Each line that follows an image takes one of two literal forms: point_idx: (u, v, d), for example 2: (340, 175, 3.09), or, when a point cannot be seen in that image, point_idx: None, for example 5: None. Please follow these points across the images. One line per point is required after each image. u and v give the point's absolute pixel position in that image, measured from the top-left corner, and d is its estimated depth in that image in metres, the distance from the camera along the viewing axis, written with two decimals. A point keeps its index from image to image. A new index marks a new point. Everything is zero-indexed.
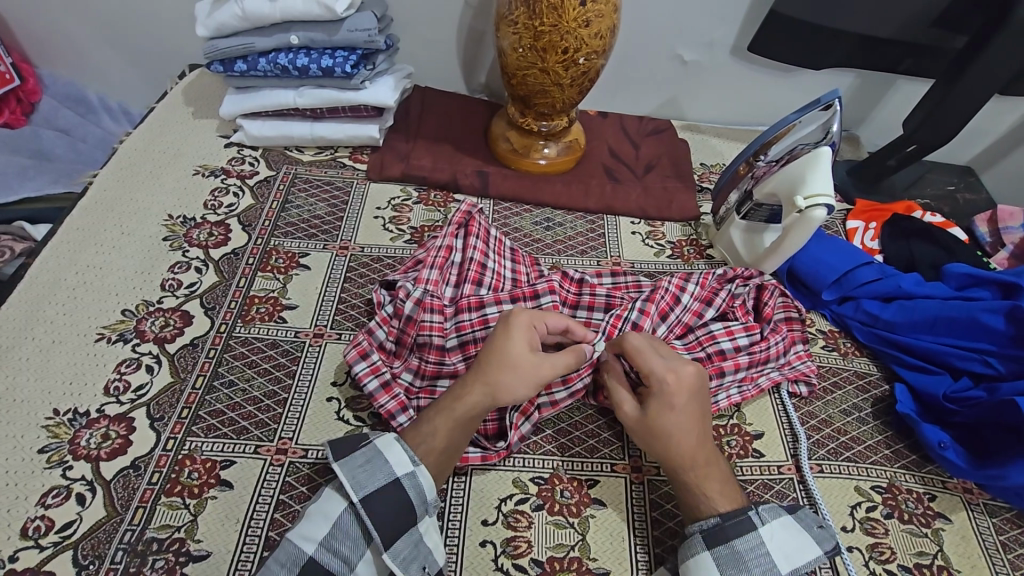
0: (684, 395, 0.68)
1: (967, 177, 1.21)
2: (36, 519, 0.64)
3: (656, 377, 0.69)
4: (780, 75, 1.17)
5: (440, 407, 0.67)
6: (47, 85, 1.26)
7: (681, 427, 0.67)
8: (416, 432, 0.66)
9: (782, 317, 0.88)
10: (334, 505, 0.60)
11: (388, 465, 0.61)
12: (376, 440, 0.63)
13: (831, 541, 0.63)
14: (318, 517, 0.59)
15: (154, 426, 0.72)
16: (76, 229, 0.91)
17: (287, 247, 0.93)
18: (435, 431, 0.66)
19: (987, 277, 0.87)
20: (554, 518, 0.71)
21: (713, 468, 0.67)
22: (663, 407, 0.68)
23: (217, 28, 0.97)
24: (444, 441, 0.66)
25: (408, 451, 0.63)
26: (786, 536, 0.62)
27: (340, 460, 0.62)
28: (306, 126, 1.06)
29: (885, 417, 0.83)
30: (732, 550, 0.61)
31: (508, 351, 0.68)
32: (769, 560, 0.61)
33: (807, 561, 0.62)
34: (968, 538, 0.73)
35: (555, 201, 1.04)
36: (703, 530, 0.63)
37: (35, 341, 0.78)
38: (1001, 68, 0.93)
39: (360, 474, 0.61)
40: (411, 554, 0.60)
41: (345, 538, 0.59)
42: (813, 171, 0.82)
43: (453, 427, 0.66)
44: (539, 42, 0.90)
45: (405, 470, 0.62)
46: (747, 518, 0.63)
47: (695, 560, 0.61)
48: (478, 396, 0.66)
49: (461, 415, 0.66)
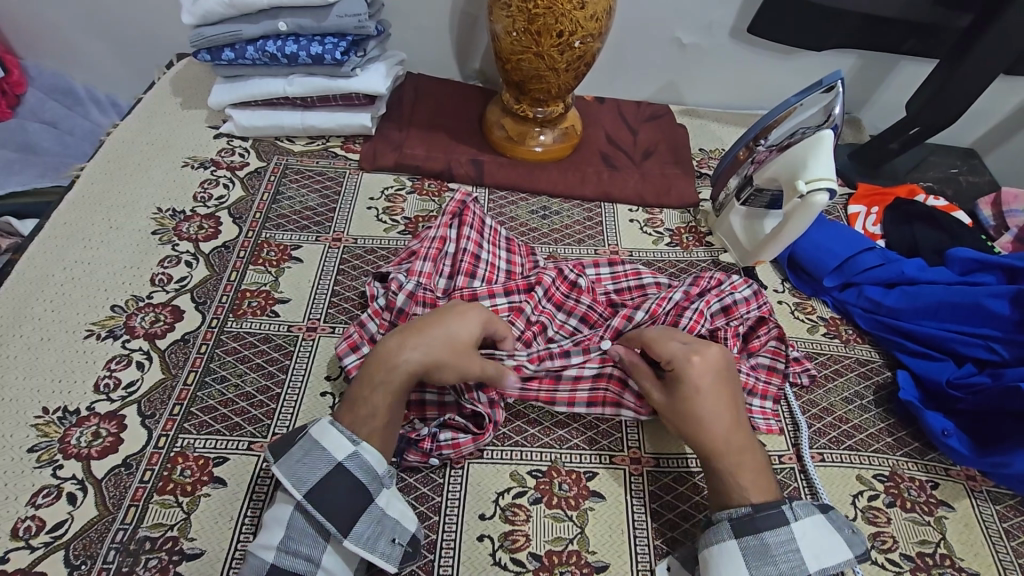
0: (708, 377, 0.68)
1: (971, 160, 1.19)
2: (26, 519, 0.63)
3: (681, 363, 0.69)
4: (780, 57, 1.15)
5: (371, 380, 0.64)
6: (32, 76, 1.24)
7: (712, 411, 0.66)
8: (353, 413, 0.63)
9: (766, 363, 0.81)
10: (283, 509, 0.59)
11: (325, 452, 0.60)
12: (310, 431, 0.61)
13: (862, 546, 0.61)
14: (272, 523, 0.58)
15: (145, 423, 0.71)
16: (63, 224, 0.90)
17: (279, 240, 0.91)
18: (374, 410, 0.63)
19: (992, 262, 0.85)
20: (552, 511, 0.70)
21: (746, 455, 0.66)
22: (688, 388, 0.68)
23: (203, 15, 0.95)
24: (383, 419, 0.63)
25: (344, 433, 0.61)
26: (817, 535, 0.60)
27: (280, 461, 0.60)
28: (296, 116, 1.04)
29: (887, 405, 0.82)
30: (760, 541, 0.60)
31: (451, 329, 0.68)
32: (798, 556, 0.59)
33: (837, 562, 0.59)
34: (972, 526, 0.72)
35: (552, 189, 1.02)
36: (731, 518, 0.62)
37: (23, 339, 0.77)
38: (1006, 47, 0.91)
39: (300, 470, 0.59)
40: (376, 531, 0.59)
41: (303, 538, 0.58)
42: (815, 156, 0.80)
43: (388, 404, 0.63)
44: (533, 25, 0.87)
45: (345, 453, 0.60)
46: (779, 512, 0.61)
47: (719, 548, 0.60)
48: (416, 369, 0.65)
49: (396, 388, 0.64)
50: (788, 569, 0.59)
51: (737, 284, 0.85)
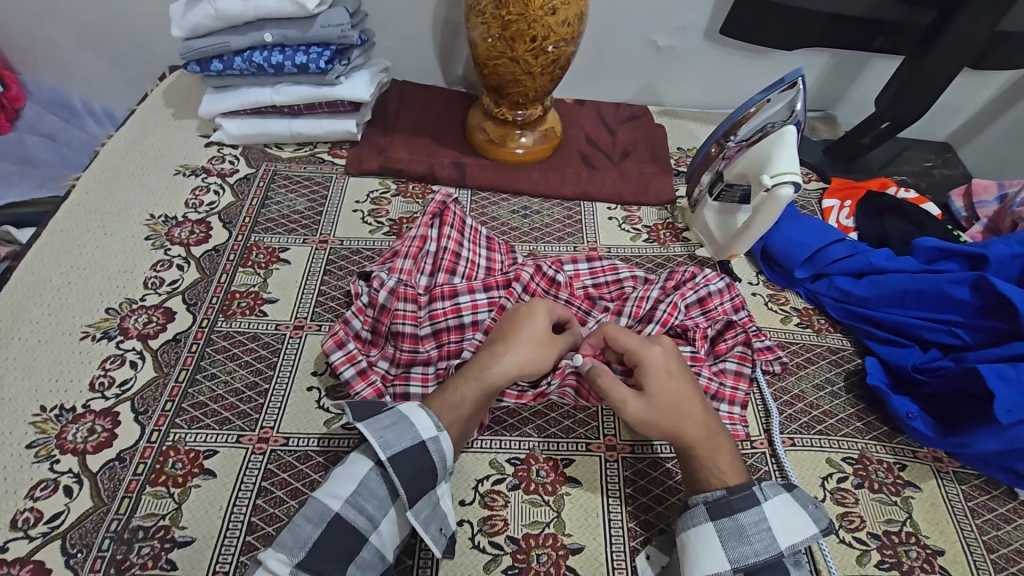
0: (672, 365, 0.71)
1: (944, 153, 1.22)
2: (25, 511, 0.66)
3: (644, 354, 0.71)
4: (754, 57, 1.18)
5: (465, 375, 0.69)
6: (30, 91, 1.28)
7: (684, 398, 0.69)
8: (444, 400, 0.68)
9: (733, 368, 0.83)
10: (361, 467, 0.62)
11: (414, 426, 0.63)
12: (403, 404, 0.65)
13: (826, 519, 0.64)
14: (344, 475, 0.61)
15: (138, 419, 0.74)
16: (60, 232, 0.93)
17: (267, 242, 0.94)
18: (463, 400, 0.67)
19: (955, 250, 0.87)
20: (530, 496, 0.72)
21: (723, 442, 0.69)
22: (658, 378, 0.70)
23: (192, 29, 0.99)
24: (469, 412, 0.68)
25: (433, 417, 0.64)
26: (786, 513, 0.63)
27: (366, 420, 0.62)
28: (283, 123, 1.07)
29: (857, 391, 0.84)
30: (735, 522, 0.62)
31: (533, 329, 0.73)
32: (770, 534, 0.62)
33: (805, 539, 0.62)
34: (938, 505, 0.75)
35: (532, 189, 1.05)
36: (706, 501, 0.64)
37: (22, 341, 0.80)
38: (967, 42, 0.94)
39: (389, 434, 0.61)
40: (430, 514, 0.62)
41: (370, 497, 0.61)
42: (779, 150, 0.83)
43: (479, 397, 0.68)
44: (507, 31, 0.91)
45: (430, 434, 0.63)
46: (751, 492, 0.64)
47: (696, 530, 0.63)
48: (511, 370, 0.69)
49: (491, 386, 0.68)
50: (762, 548, 0.61)
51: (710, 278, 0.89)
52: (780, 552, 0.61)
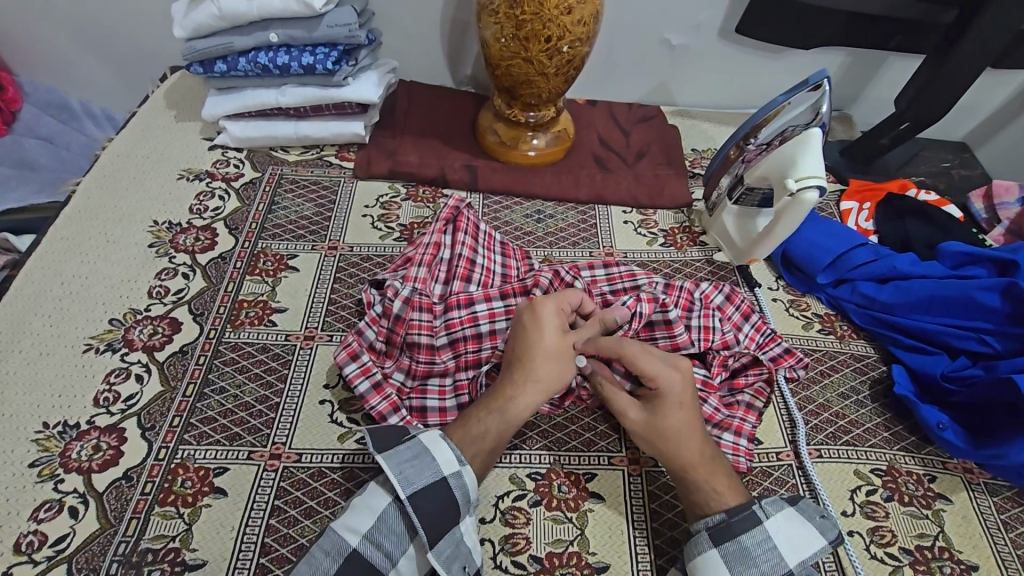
0: (688, 396, 0.67)
1: (962, 154, 1.20)
2: (29, 534, 0.64)
3: (662, 379, 0.67)
4: (769, 56, 1.15)
5: (487, 407, 0.66)
6: (27, 93, 1.25)
7: (687, 431, 0.66)
8: (466, 431, 0.66)
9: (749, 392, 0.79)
10: (379, 499, 0.59)
11: (435, 461, 0.60)
12: (422, 435, 0.62)
13: (835, 531, 0.61)
14: (362, 509, 0.59)
15: (145, 435, 0.71)
16: (60, 239, 0.90)
17: (275, 249, 0.92)
18: (486, 432, 0.65)
19: (983, 255, 0.85)
20: (552, 513, 0.70)
21: (719, 470, 0.66)
22: (669, 406, 0.67)
23: (195, 29, 0.96)
24: (492, 443, 0.66)
25: (453, 450, 0.61)
26: (791, 529, 0.61)
27: (384, 452, 0.60)
28: (290, 126, 1.05)
29: (883, 400, 0.82)
30: (739, 545, 0.60)
31: (542, 343, 0.68)
32: (776, 553, 0.60)
33: (814, 552, 0.60)
34: (969, 518, 0.73)
35: (545, 193, 1.03)
36: (708, 527, 0.62)
37: (22, 354, 0.77)
38: (991, 40, 0.92)
39: (408, 469, 0.59)
40: (453, 552, 0.59)
41: (389, 532, 0.58)
42: (805, 154, 0.81)
43: (504, 426, 0.66)
44: (521, 31, 0.88)
45: (452, 469, 0.60)
46: (751, 513, 0.61)
47: (704, 557, 0.60)
48: (532, 399, 0.66)
49: (513, 417, 0.66)
50: (770, 569, 0.59)
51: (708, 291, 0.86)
52: (788, 571, 0.59)
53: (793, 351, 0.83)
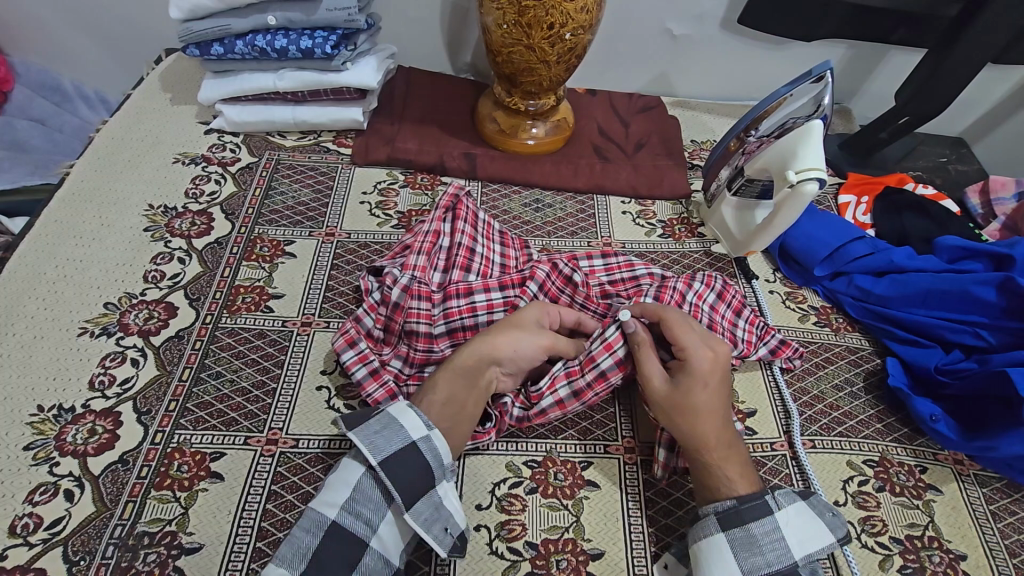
0: (716, 374, 0.68)
1: (959, 149, 1.20)
2: (24, 517, 0.63)
3: (694, 354, 0.69)
4: (771, 47, 1.15)
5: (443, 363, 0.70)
6: (19, 73, 1.23)
7: (710, 405, 0.67)
8: (423, 388, 0.68)
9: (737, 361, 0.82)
10: (352, 472, 0.59)
11: (402, 429, 0.60)
12: (389, 407, 0.62)
13: (843, 529, 0.62)
14: (338, 483, 0.59)
15: (141, 420, 0.71)
16: (54, 222, 0.89)
17: (272, 235, 0.91)
18: (435, 385, 0.68)
19: (979, 250, 0.86)
20: (547, 500, 0.70)
21: (732, 450, 0.67)
22: (695, 383, 0.68)
23: (191, 10, 0.94)
24: (445, 396, 0.67)
25: (422, 416, 0.62)
26: (802, 522, 0.61)
27: (355, 428, 0.60)
28: (287, 110, 1.04)
29: (877, 392, 0.83)
30: (746, 532, 0.60)
31: (515, 318, 0.73)
32: (783, 543, 0.60)
33: (821, 547, 0.60)
34: (959, 509, 0.74)
35: (544, 182, 1.02)
36: (716, 512, 0.62)
37: (16, 337, 0.77)
38: (994, 34, 0.92)
39: (378, 439, 0.59)
40: (432, 516, 0.60)
41: (368, 502, 0.58)
42: (804, 147, 0.81)
43: (451, 380, 0.68)
44: (524, 17, 0.87)
45: (420, 434, 0.61)
46: (763, 503, 0.62)
47: (709, 542, 0.61)
48: (478, 349, 0.69)
49: (461, 368, 0.68)
50: (775, 558, 0.60)
51: (709, 280, 0.85)
52: (794, 563, 0.60)
53: (789, 342, 0.84)
